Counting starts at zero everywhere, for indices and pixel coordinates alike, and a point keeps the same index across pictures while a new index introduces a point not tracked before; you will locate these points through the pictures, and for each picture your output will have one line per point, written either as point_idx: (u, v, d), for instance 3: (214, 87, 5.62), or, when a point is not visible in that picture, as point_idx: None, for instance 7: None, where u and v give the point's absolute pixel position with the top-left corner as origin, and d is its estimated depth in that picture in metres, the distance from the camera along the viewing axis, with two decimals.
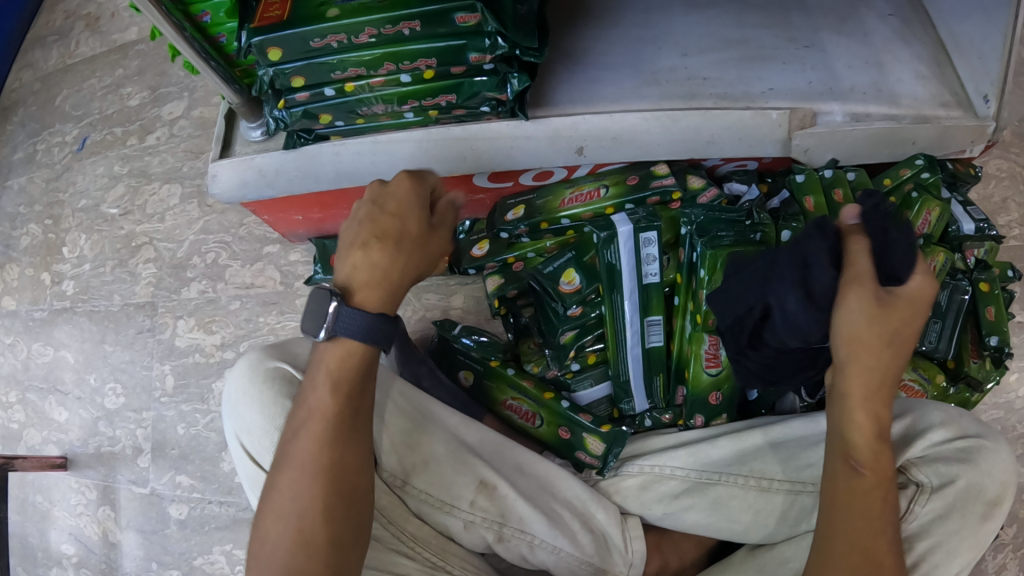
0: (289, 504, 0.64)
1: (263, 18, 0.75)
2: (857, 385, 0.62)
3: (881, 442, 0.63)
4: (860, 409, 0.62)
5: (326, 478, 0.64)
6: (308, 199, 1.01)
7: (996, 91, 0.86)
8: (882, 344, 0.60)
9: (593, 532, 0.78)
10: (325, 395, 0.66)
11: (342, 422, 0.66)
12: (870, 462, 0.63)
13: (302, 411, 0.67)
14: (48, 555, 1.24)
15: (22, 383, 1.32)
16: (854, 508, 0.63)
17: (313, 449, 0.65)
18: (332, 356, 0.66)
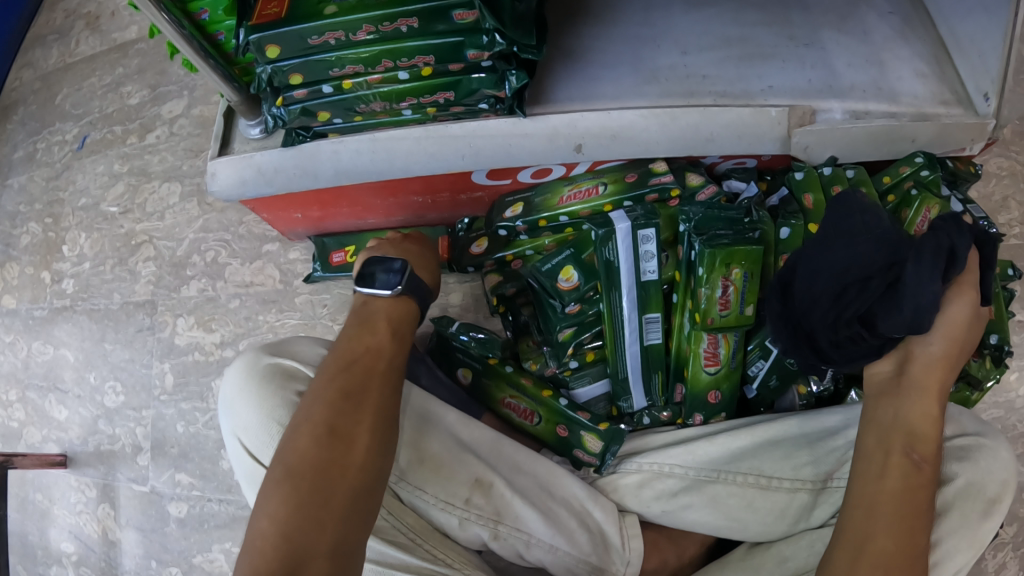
0: (326, 427, 0.67)
1: (262, 15, 0.75)
2: (937, 378, 0.70)
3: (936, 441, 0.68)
4: (931, 401, 0.69)
5: (373, 406, 0.69)
6: (308, 197, 1.02)
7: (996, 90, 0.86)
8: (960, 350, 0.72)
9: (590, 530, 0.78)
10: (383, 338, 0.75)
11: (394, 360, 0.74)
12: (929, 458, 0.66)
13: (353, 346, 0.74)
14: (47, 553, 1.24)
15: (22, 381, 1.32)
16: (882, 506, 0.64)
17: (363, 378, 0.71)
18: (388, 305, 0.78)
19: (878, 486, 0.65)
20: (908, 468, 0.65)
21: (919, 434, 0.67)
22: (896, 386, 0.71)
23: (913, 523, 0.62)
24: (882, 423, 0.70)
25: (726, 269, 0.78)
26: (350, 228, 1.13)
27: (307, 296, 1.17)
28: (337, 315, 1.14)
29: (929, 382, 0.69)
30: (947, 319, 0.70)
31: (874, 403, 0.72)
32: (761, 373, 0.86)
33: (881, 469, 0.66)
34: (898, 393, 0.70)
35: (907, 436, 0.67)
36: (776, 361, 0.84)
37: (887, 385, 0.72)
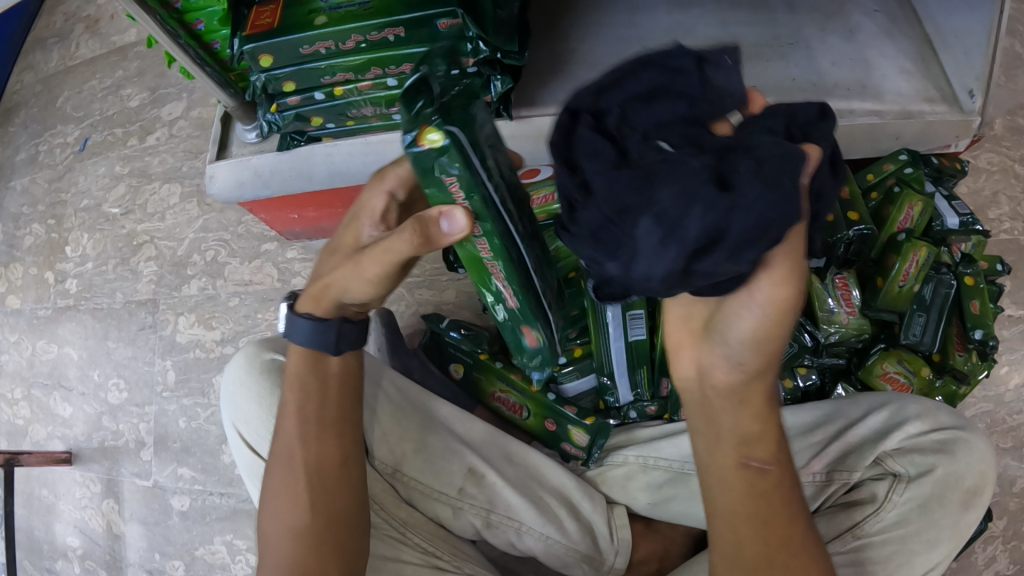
0: (284, 502, 0.67)
1: (255, 26, 0.77)
2: (761, 375, 0.57)
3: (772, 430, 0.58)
4: (756, 395, 0.58)
5: (321, 472, 0.68)
6: (303, 199, 1.03)
7: (980, 87, 0.87)
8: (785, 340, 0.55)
9: (579, 520, 0.80)
10: (298, 398, 0.69)
11: (323, 410, 0.69)
12: (770, 460, 0.58)
13: (280, 418, 0.70)
14: (54, 547, 1.28)
15: (28, 379, 1.35)
16: (747, 513, 0.56)
17: (300, 452, 0.68)
18: (298, 364, 0.70)
19: (727, 496, 0.58)
20: (752, 477, 0.57)
21: (749, 441, 0.58)
22: (707, 399, 0.60)
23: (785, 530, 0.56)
24: (706, 430, 0.60)
25: None
26: None
27: None
28: None
29: (742, 394, 0.58)
30: (762, 318, 0.53)
31: (691, 414, 0.62)
32: None
33: (723, 483, 0.58)
34: (716, 404, 0.59)
35: (740, 445, 0.58)
36: None
37: (699, 398, 0.61)
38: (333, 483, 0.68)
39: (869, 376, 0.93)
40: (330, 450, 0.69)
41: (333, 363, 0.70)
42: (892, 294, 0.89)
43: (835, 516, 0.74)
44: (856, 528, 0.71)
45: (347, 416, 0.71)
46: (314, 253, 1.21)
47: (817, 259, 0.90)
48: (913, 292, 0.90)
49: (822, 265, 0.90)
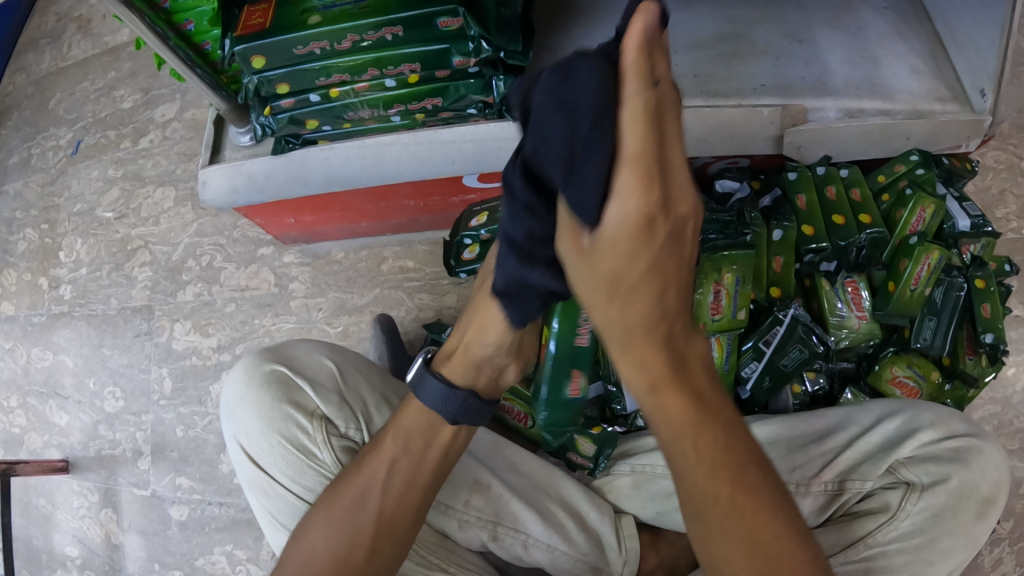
0: (336, 530, 0.67)
1: (246, 26, 0.74)
2: (619, 357, 0.49)
3: (660, 394, 0.49)
4: (634, 374, 0.49)
5: (387, 522, 0.67)
6: (299, 203, 1.00)
7: (992, 86, 0.84)
8: (612, 283, 0.44)
9: (588, 530, 0.79)
10: (397, 448, 0.69)
11: (413, 468, 0.69)
12: (669, 422, 0.50)
13: (371, 457, 0.69)
14: (52, 557, 1.26)
15: (22, 387, 1.33)
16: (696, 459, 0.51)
17: (378, 497, 0.68)
18: (414, 418, 0.69)
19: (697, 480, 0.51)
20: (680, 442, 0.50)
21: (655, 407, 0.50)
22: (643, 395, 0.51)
23: (730, 491, 0.50)
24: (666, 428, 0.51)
25: (717, 274, 0.80)
26: (343, 231, 1.13)
27: (302, 300, 1.17)
28: (332, 318, 1.16)
29: (620, 345, 0.48)
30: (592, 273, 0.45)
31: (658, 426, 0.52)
32: (754, 375, 0.87)
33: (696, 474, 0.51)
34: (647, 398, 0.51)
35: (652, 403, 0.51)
36: (769, 362, 0.86)
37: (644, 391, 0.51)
38: (395, 535, 0.67)
39: (879, 382, 0.91)
40: (406, 504, 0.68)
41: (445, 431, 0.70)
42: (903, 298, 0.87)
43: (844, 526, 0.71)
44: (868, 537, 0.69)
45: (432, 482, 0.70)
46: (311, 258, 1.19)
47: (828, 261, 0.88)
48: (924, 296, 0.88)
49: (832, 268, 0.88)
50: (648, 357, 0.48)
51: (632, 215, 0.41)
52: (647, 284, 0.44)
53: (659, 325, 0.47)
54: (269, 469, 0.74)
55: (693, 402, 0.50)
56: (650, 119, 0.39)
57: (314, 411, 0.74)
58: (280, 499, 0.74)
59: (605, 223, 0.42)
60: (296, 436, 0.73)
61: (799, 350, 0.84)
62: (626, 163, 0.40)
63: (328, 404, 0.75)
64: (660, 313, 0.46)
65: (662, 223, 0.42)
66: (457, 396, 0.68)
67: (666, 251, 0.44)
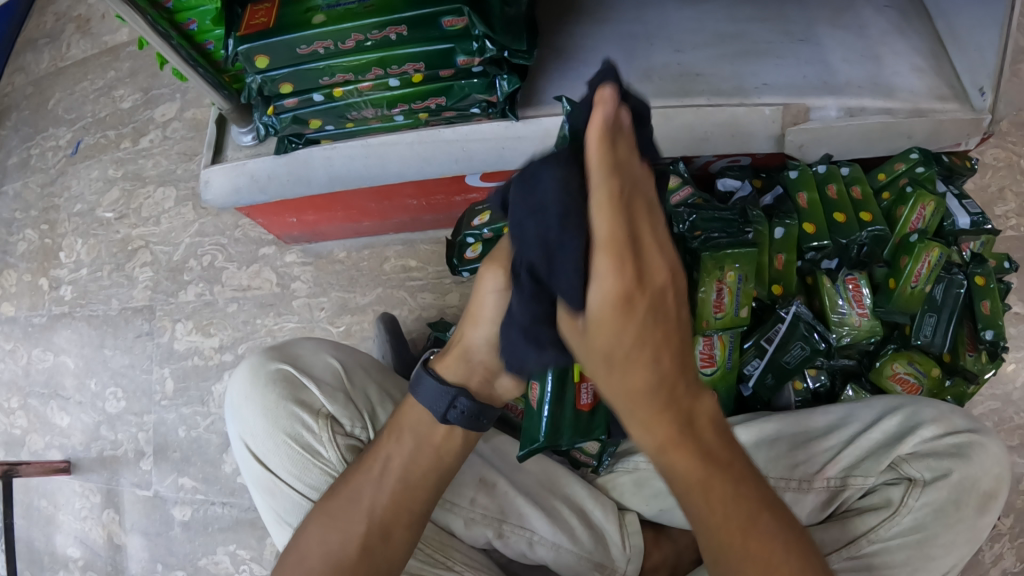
0: (333, 529, 0.66)
1: (250, 26, 0.74)
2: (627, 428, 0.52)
3: (677, 448, 0.52)
4: (642, 437, 0.52)
5: (383, 520, 0.67)
6: (302, 202, 1.00)
7: (992, 84, 0.84)
8: (617, 355, 0.47)
9: (592, 528, 0.79)
10: (393, 447, 0.69)
11: (408, 467, 0.68)
12: (683, 478, 0.53)
13: (368, 455, 0.70)
14: (55, 558, 1.25)
15: (24, 388, 1.33)
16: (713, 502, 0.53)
17: (372, 496, 0.68)
18: (412, 419, 0.69)
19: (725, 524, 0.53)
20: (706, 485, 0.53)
21: (671, 451, 0.52)
22: (660, 462, 0.53)
23: (743, 538, 0.53)
24: (696, 490, 0.53)
25: (721, 273, 0.80)
26: (344, 231, 1.13)
27: (305, 299, 1.17)
28: (335, 317, 1.16)
29: (636, 409, 0.50)
30: (594, 348, 0.47)
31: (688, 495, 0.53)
32: (756, 372, 0.88)
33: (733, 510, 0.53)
34: (669, 451, 0.52)
35: (676, 444, 0.52)
36: (772, 359, 0.86)
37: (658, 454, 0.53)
38: (392, 534, 0.67)
39: (880, 378, 0.92)
40: (401, 503, 0.68)
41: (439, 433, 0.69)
42: (904, 295, 0.88)
43: (847, 521, 0.72)
44: (871, 533, 0.70)
45: (427, 484, 0.69)
46: (313, 257, 1.19)
47: (829, 259, 0.89)
48: (925, 293, 0.89)
49: (833, 267, 0.89)
50: (654, 421, 0.50)
51: (611, 294, 0.44)
52: (645, 351, 0.47)
53: (663, 390, 0.49)
54: (275, 469, 0.74)
55: (703, 460, 0.52)
56: (620, 209, 0.42)
57: (319, 411, 0.74)
58: (285, 497, 0.74)
59: (591, 306, 0.45)
60: (302, 435, 0.73)
61: (802, 347, 0.84)
62: (602, 248, 0.43)
63: (334, 403, 0.75)
64: (658, 381, 0.48)
65: (641, 301, 0.45)
66: (449, 394, 0.68)
67: (652, 326, 0.46)
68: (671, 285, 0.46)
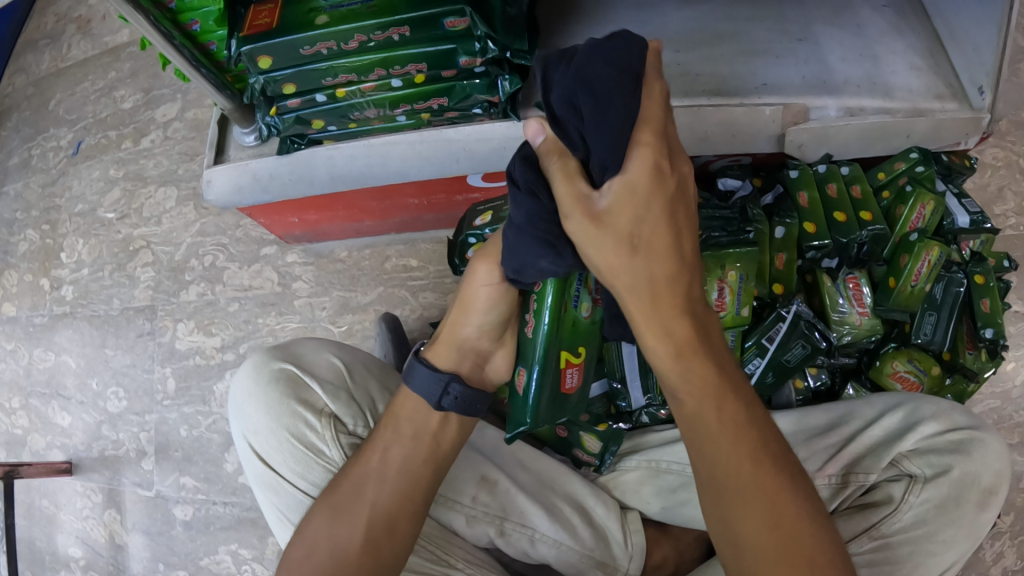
0: (338, 523, 0.67)
1: (252, 26, 0.75)
2: (642, 327, 0.56)
3: (684, 355, 0.56)
4: (658, 342, 0.56)
5: (387, 511, 0.67)
6: (303, 202, 1.01)
7: (990, 83, 0.85)
8: (640, 238, 0.52)
9: (593, 526, 0.79)
10: (391, 438, 0.69)
11: (408, 457, 0.69)
12: (684, 385, 0.56)
13: (367, 448, 0.70)
14: (56, 558, 1.25)
15: (25, 388, 1.33)
16: (717, 416, 0.56)
17: (375, 488, 0.68)
18: (407, 409, 0.70)
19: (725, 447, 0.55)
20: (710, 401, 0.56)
21: (681, 351, 0.56)
22: (667, 366, 0.56)
23: (757, 454, 0.54)
24: (703, 399, 0.56)
25: (722, 272, 0.80)
26: (346, 230, 1.13)
27: (306, 299, 1.18)
28: (336, 317, 1.16)
29: (654, 299, 0.54)
30: (621, 226, 0.51)
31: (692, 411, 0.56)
32: (758, 370, 0.86)
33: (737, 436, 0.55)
34: (680, 354, 0.56)
35: (685, 346, 0.56)
36: (773, 358, 0.86)
37: (668, 356, 0.56)
38: (397, 525, 0.67)
39: (880, 376, 0.92)
40: (403, 493, 0.68)
41: (435, 420, 0.70)
42: (904, 294, 0.88)
43: (849, 518, 0.72)
44: (873, 530, 0.70)
45: (428, 473, 0.70)
46: (314, 257, 1.19)
47: (829, 258, 0.89)
48: (924, 292, 0.89)
49: (834, 265, 0.89)
50: (669, 321, 0.55)
51: (654, 165, 0.50)
52: (667, 237, 0.52)
53: (677, 286, 0.54)
54: (278, 467, 0.74)
55: (713, 371, 0.57)
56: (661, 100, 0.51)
57: (322, 410, 0.75)
58: (288, 496, 0.74)
59: (630, 175, 0.50)
60: (304, 433, 0.74)
61: (802, 346, 0.85)
62: (645, 123, 0.50)
63: (336, 401, 0.75)
64: (677, 270, 0.54)
65: (673, 178, 0.52)
66: (442, 380, 0.69)
67: (677, 212, 0.53)
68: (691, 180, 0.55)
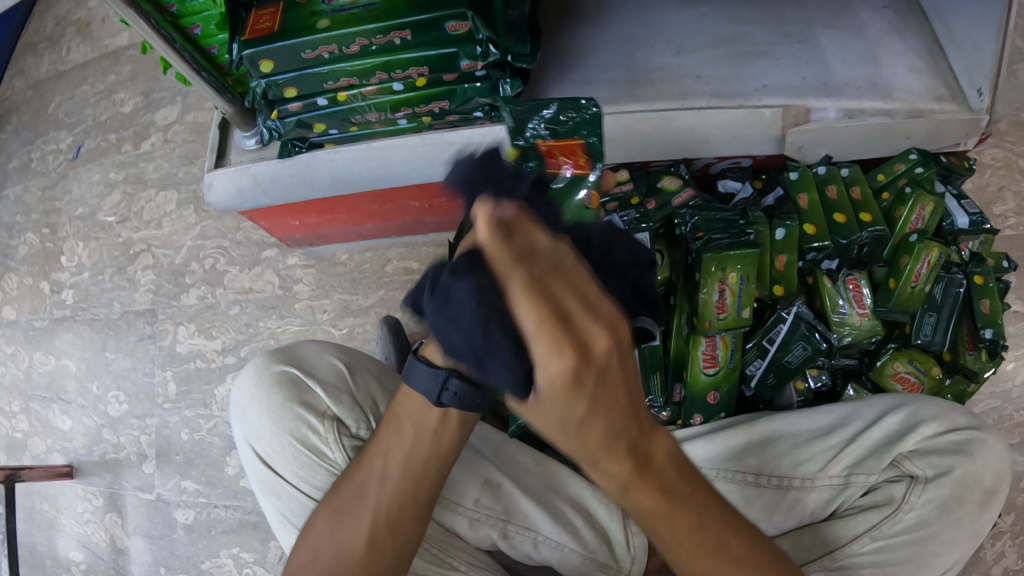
0: (342, 527, 0.67)
1: (254, 30, 0.75)
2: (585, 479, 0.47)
3: (632, 494, 0.47)
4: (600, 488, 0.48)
5: (390, 515, 0.66)
6: (304, 205, 1.01)
7: (989, 85, 0.85)
8: (574, 431, 0.41)
9: (595, 528, 0.79)
10: (391, 442, 0.67)
11: (409, 462, 0.66)
12: (635, 516, 0.50)
13: (369, 449, 0.68)
14: (56, 562, 1.25)
15: (25, 392, 1.32)
16: (673, 539, 0.51)
17: (377, 492, 0.67)
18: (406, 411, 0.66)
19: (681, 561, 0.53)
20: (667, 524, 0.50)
21: (631, 494, 0.47)
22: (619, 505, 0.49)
23: (713, 565, 0.53)
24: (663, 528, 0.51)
25: (722, 273, 0.80)
26: (346, 233, 1.13)
27: (307, 301, 1.18)
28: (337, 320, 1.16)
29: (599, 469, 0.44)
30: (555, 425, 0.41)
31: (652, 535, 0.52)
32: (758, 372, 0.88)
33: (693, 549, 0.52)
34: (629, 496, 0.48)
35: (634, 489, 0.47)
36: (774, 359, 0.87)
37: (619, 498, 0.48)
38: (401, 528, 0.67)
39: (881, 377, 0.92)
40: (406, 498, 0.66)
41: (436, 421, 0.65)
42: (904, 295, 0.88)
43: (849, 519, 0.72)
44: (874, 530, 0.70)
45: (430, 476, 0.67)
46: (315, 260, 1.19)
47: (829, 259, 0.89)
48: (924, 293, 0.89)
49: (834, 267, 0.90)
50: (614, 479, 0.46)
51: (555, 379, 0.37)
52: (599, 416, 0.40)
53: (622, 451, 0.43)
54: (281, 471, 0.74)
55: (662, 493, 0.48)
56: (538, 290, 0.36)
57: (325, 413, 0.75)
58: (291, 500, 0.74)
59: (538, 394, 0.39)
60: (308, 437, 0.74)
61: (803, 346, 0.85)
62: (538, 338, 0.37)
63: (339, 405, 0.75)
64: (615, 439, 0.42)
65: (589, 376, 0.38)
66: (439, 375, 0.57)
67: (605, 396, 0.39)
68: (618, 349, 0.39)
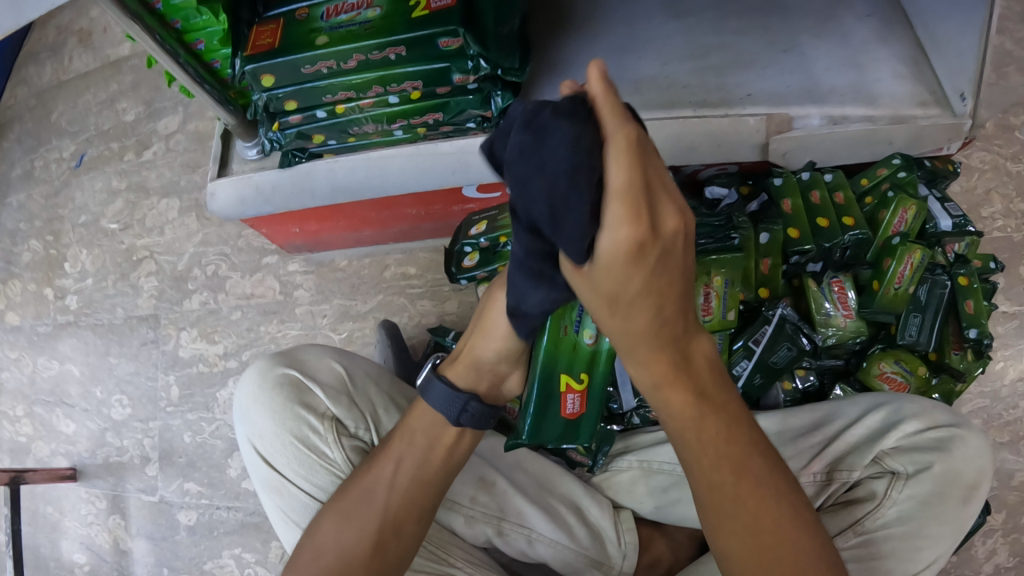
0: (348, 526, 0.68)
1: (256, 46, 0.78)
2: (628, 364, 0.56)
3: (670, 389, 0.55)
4: (640, 377, 0.56)
5: (396, 517, 0.69)
6: (304, 213, 1.03)
7: (971, 90, 0.87)
8: (625, 296, 0.48)
9: (588, 525, 0.81)
10: (404, 449, 0.71)
11: (420, 468, 0.70)
12: (668, 413, 0.57)
13: (380, 456, 0.71)
14: (60, 564, 1.27)
15: (29, 397, 1.34)
16: (702, 445, 0.56)
17: (385, 495, 0.69)
18: (422, 423, 0.71)
19: (706, 472, 0.57)
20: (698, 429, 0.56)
21: (666, 386, 0.55)
22: (655, 400, 0.57)
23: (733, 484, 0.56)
24: (695, 431, 0.56)
25: (707, 276, 0.83)
26: (346, 239, 1.15)
27: (307, 307, 1.20)
28: (337, 324, 1.18)
29: (636, 347, 0.53)
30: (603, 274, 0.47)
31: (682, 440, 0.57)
32: (745, 372, 0.88)
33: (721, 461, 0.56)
34: (668, 387, 0.55)
35: (673, 379, 0.55)
36: (760, 360, 0.88)
37: (659, 389, 0.56)
38: (404, 530, 0.70)
39: (868, 377, 0.94)
40: (412, 501, 0.70)
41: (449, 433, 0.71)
42: (888, 296, 0.90)
43: (833, 514, 0.75)
44: (856, 525, 0.73)
45: (436, 483, 0.72)
46: (315, 266, 1.21)
47: (813, 263, 0.91)
48: (908, 294, 0.91)
49: (818, 270, 0.92)
50: (652, 361, 0.54)
51: (623, 242, 0.44)
52: (650, 293, 0.48)
53: (666, 334, 0.52)
54: (282, 470, 0.76)
55: (692, 391, 0.55)
56: (640, 166, 0.42)
57: (324, 414, 0.77)
58: (293, 498, 0.76)
59: (600, 253, 0.46)
60: (308, 437, 0.76)
61: (788, 347, 0.87)
62: (615, 196, 0.43)
63: (338, 405, 0.77)
64: (659, 323, 0.50)
65: (653, 250, 0.45)
66: (460, 399, 0.70)
67: (663, 271, 0.47)
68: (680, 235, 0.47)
